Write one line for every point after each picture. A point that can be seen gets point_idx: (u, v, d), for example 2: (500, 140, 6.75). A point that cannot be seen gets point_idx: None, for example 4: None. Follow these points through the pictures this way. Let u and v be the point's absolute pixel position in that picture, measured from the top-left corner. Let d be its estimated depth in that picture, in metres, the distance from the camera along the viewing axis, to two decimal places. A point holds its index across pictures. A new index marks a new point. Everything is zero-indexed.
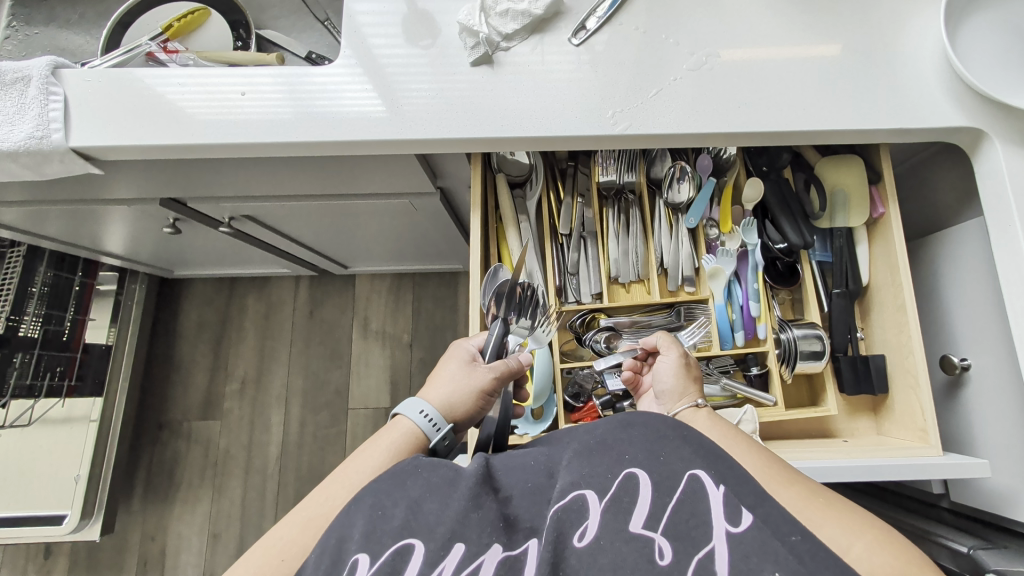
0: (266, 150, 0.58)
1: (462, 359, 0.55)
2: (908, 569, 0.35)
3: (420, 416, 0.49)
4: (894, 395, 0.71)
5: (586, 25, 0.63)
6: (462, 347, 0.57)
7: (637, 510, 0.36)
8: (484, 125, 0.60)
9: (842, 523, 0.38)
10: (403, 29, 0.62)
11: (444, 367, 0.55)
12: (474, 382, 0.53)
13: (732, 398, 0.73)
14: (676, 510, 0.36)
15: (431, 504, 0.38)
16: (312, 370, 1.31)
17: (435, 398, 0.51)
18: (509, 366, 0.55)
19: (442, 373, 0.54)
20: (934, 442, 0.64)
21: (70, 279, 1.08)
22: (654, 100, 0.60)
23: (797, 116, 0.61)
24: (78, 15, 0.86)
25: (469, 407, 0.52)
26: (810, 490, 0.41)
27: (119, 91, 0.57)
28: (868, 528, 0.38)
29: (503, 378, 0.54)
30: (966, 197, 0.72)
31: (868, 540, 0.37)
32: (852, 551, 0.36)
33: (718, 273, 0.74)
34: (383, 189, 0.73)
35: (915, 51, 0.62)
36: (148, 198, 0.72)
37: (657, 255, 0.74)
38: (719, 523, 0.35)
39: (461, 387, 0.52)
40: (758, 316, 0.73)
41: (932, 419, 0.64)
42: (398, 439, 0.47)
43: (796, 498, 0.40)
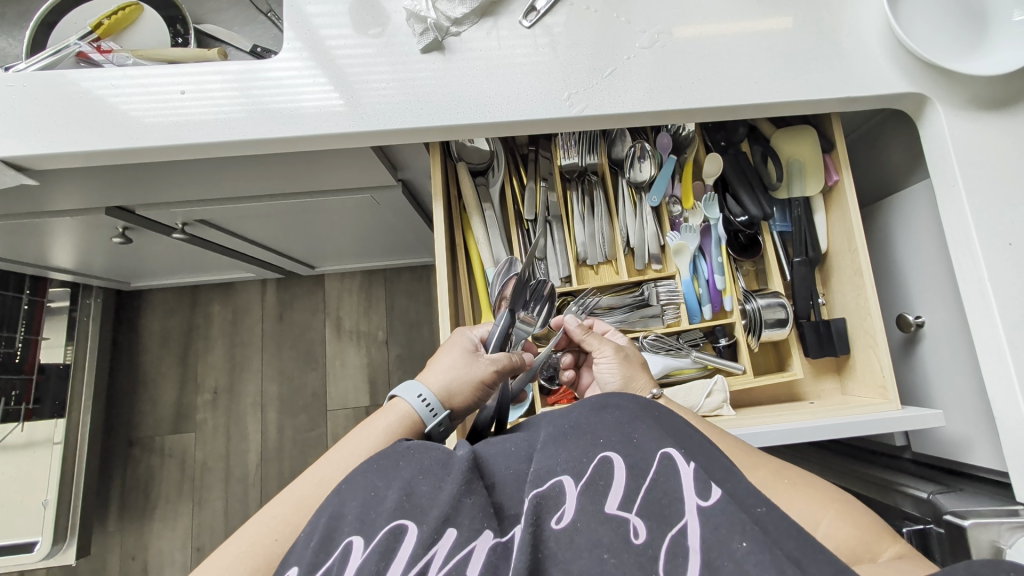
0: (214, 149, 0.56)
1: (464, 349, 0.55)
2: (869, 536, 0.40)
3: (416, 400, 0.48)
4: (856, 355, 0.74)
5: (536, 6, 0.62)
6: (465, 337, 0.57)
7: (613, 491, 0.37)
8: (441, 112, 0.58)
9: (812, 498, 0.41)
10: (349, 17, 0.60)
11: (445, 354, 0.54)
12: (474, 373, 0.52)
13: (703, 369, 0.75)
14: (649, 489, 0.37)
15: (424, 485, 0.38)
16: (287, 374, 1.28)
17: (435, 383, 0.51)
18: (511, 360, 0.55)
19: (443, 360, 0.53)
20: (893, 397, 0.67)
21: (17, 298, 1.02)
22: (609, 80, 0.60)
23: (750, 91, 0.62)
24: None
25: (467, 397, 0.51)
26: (776, 472, 0.43)
27: (46, 96, 0.53)
28: (830, 502, 0.41)
29: (503, 371, 0.54)
30: (913, 161, 0.75)
31: (833, 514, 0.40)
32: (821, 528, 0.40)
33: (683, 248, 0.75)
34: (341, 184, 0.71)
35: (859, 20, 0.63)
36: (92, 208, 0.68)
37: (623, 236, 0.75)
38: (690, 500, 0.36)
39: (461, 377, 0.52)
40: (724, 289, 0.74)
41: (891, 376, 0.67)
42: (393, 420, 0.47)
43: (765, 480, 0.43)
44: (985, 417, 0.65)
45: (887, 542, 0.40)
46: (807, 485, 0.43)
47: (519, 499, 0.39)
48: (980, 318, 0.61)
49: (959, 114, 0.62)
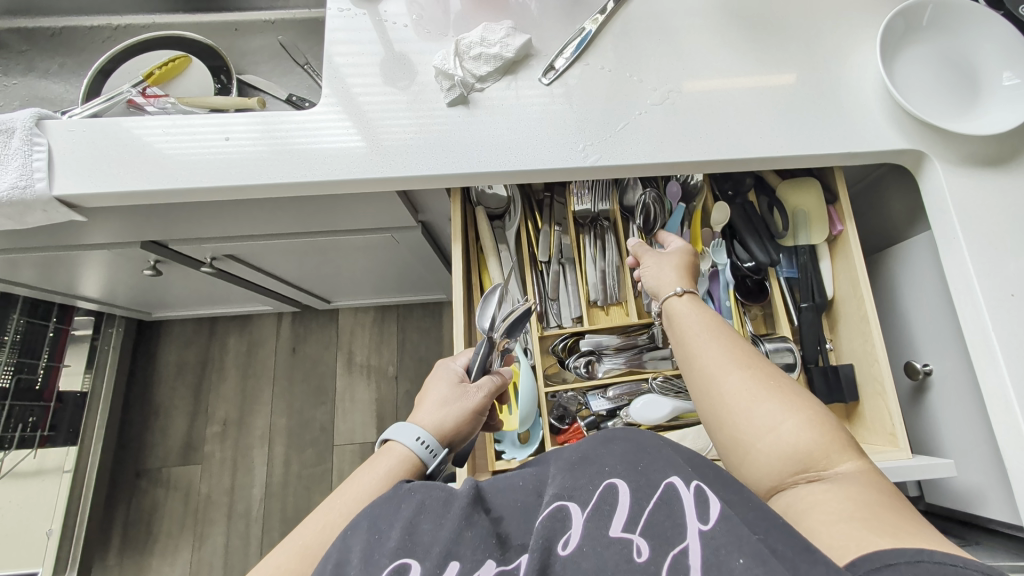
0: (249, 191, 0.59)
1: (451, 381, 0.56)
2: (830, 445, 0.41)
3: (416, 443, 0.49)
4: (864, 403, 0.74)
5: (555, 65, 0.67)
6: (449, 367, 0.58)
7: (617, 514, 0.38)
8: (464, 160, 0.62)
9: (790, 400, 0.44)
10: (381, 72, 0.66)
11: (433, 389, 0.55)
12: (465, 403, 0.54)
13: None
14: (652, 512, 0.38)
15: (425, 524, 0.39)
16: (296, 408, 1.29)
17: (428, 422, 0.52)
18: (497, 384, 0.57)
19: (432, 395, 0.54)
20: (904, 445, 0.67)
21: (44, 326, 1.05)
22: (623, 134, 0.64)
23: (755, 144, 0.65)
24: (58, 65, 0.88)
25: (462, 428, 0.53)
26: (764, 374, 0.46)
27: (100, 140, 0.58)
28: (804, 409, 0.44)
29: (491, 396, 0.56)
30: (915, 213, 0.77)
31: (800, 417, 0.43)
32: (781, 425, 0.43)
33: None
34: (364, 224, 0.75)
35: (856, 83, 0.68)
36: (128, 242, 0.71)
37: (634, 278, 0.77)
38: (692, 523, 0.36)
39: (454, 410, 0.53)
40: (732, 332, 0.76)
41: (899, 423, 0.68)
42: (393, 465, 0.48)
43: (747, 380, 0.46)
44: (997, 467, 0.65)
45: (850, 457, 0.41)
46: (789, 390, 0.45)
47: (525, 530, 0.40)
48: (986, 366, 0.62)
49: (956, 170, 0.65)
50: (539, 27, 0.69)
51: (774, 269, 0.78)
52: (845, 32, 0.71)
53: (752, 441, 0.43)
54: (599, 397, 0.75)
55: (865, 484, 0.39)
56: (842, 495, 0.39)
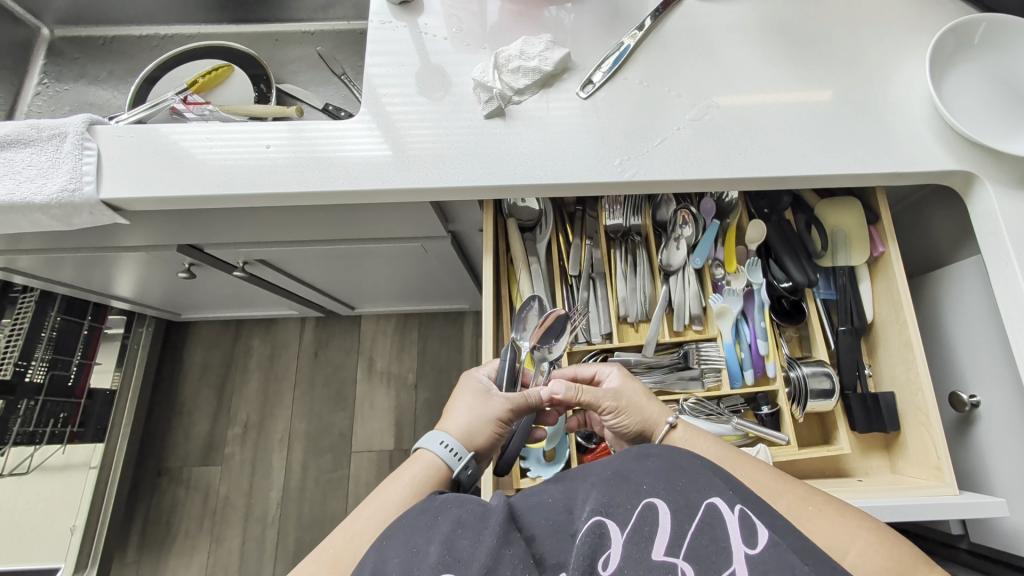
0: (286, 198, 0.60)
1: (477, 390, 0.55)
2: (902, 565, 0.39)
3: (440, 447, 0.49)
4: (906, 434, 0.71)
5: (592, 79, 0.66)
6: (475, 377, 0.57)
7: (659, 536, 0.37)
8: (498, 171, 0.61)
9: (844, 524, 0.42)
10: (417, 83, 0.66)
11: (459, 399, 0.55)
12: (490, 412, 0.53)
13: (744, 438, 0.73)
14: (695, 535, 0.37)
15: (464, 539, 0.38)
16: (316, 413, 1.29)
17: (454, 428, 0.51)
18: (526, 398, 0.55)
19: (458, 404, 0.54)
20: (950, 480, 0.64)
21: (79, 324, 1.08)
22: (659, 148, 0.63)
23: (798, 162, 0.63)
24: (107, 72, 0.91)
25: (488, 437, 0.52)
26: (802, 497, 0.44)
27: (146, 145, 0.59)
28: (861, 529, 0.42)
29: (518, 408, 0.54)
30: (962, 236, 0.74)
31: (862, 541, 0.41)
32: (847, 558, 0.40)
33: (726, 311, 0.75)
34: (394, 233, 0.75)
35: (903, 102, 0.66)
36: (165, 245, 0.73)
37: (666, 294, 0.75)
38: (738, 548, 0.36)
39: (478, 419, 0.52)
40: (767, 354, 0.73)
41: (946, 456, 0.65)
42: (419, 471, 0.47)
43: (791, 507, 0.44)
44: None
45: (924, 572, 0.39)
46: (836, 509, 0.43)
47: (560, 551, 0.39)
48: None
49: (1010, 192, 0.63)
50: (576, 41, 0.69)
51: (810, 290, 0.75)
52: (891, 49, 0.69)
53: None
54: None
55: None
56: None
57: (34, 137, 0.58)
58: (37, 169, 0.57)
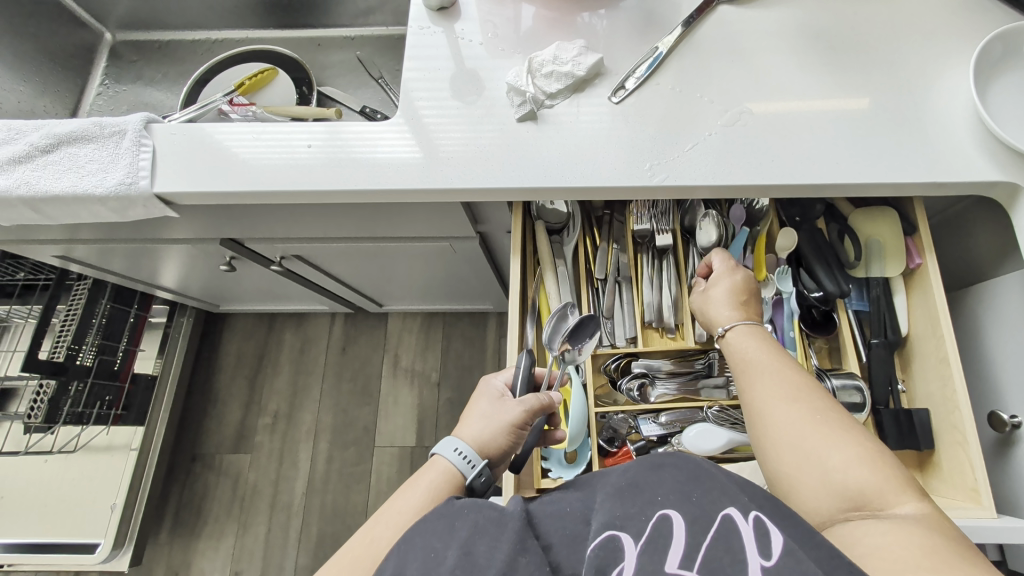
0: (324, 196, 0.62)
1: (492, 395, 0.56)
2: (887, 485, 0.40)
3: (454, 454, 0.49)
4: (940, 454, 0.69)
5: (625, 84, 0.67)
6: (491, 384, 0.58)
7: (673, 548, 0.37)
8: (530, 173, 0.63)
9: (842, 439, 0.43)
10: (452, 88, 0.68)
11: (476, 404, 0.55)
12: (504, 416, 0.53)
13: None
14: (710, 547, 0.37)
15: (482, 545, 0.39)
16: (342, 407, 1.32)
17: (469, 435, 0.51)
18: (540, 400, 0.56)
19: (474, 410, 0.54)
20: (988, 503, 0.62)
21: (126, 311, 1.14)
22: (690, 154, 0.63)
23: (832, 170, 0.62)
24: (161, 74, 0.97)
25: (503, 443, 0.52)
26: (812, 408, 0.45)
27: (196, 142, 0.62)
28: (857, 445, 0.42)
29: (533, 411, 0.54)
30: (1006, 250, 0.72)
31: (854, 456, 0.42)
32: (833, 469, 0.42)
33: None
34: (425, 232, 0.77)
35: (945, 110, 0.65)
36: (209, 238, 0.76)
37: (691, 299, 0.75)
38: (754, 559, 0.36)
39: (493, 423, 0.52)
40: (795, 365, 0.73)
41: (984, 478, 0.63)
42: (434, 478, 0.48)
43: (796, 416, 0.45)
44: None
45: (909, 496, 0.40)
46: (839, 422, 0.44)
47: (578, 560, 0.40)
48: None
49: None
50: (609, 45, 0.70)
51: (843, 300, 0.74)
52: (935, 57, 0.68)
53: (796, 478, 0.43)
54: (651, 422, 0.73)
55: (927, 526, 0.37)
56: (897, 530, 0.37)
57: (97, 133, 0.62)
58: (98, 163, 0.61)
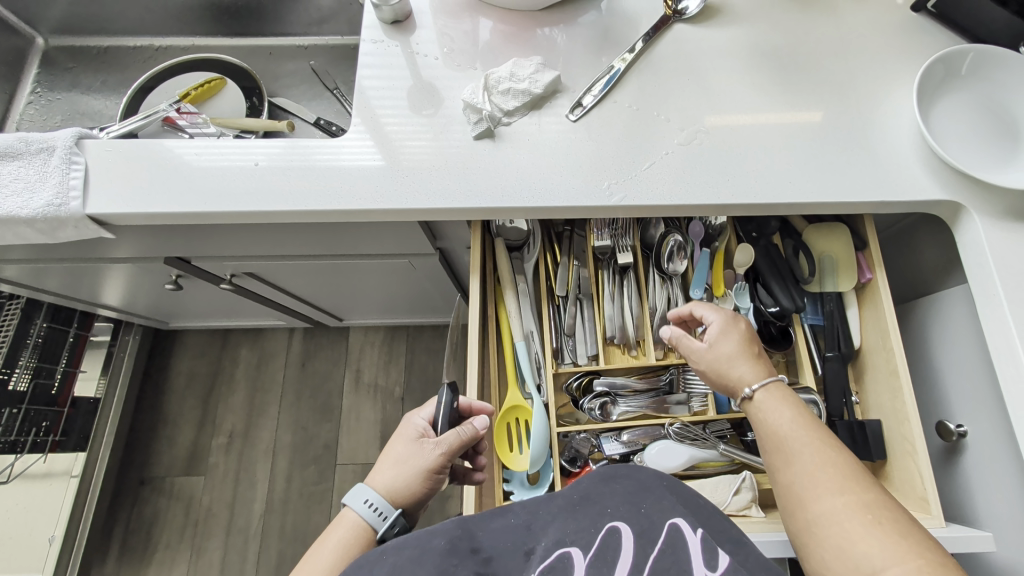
0: (271, 216, 0.59)
1: (411, 437, 0.53)
2: None
3: (364, 506, 0.47)
4: (892, 463, 0.70)
5: (583, 102, 0.66)
6: (412, 422, 0.55)
7: (622, 559, 0.41)
8: (485, 191, 0.61)
9: (898, 547, 0.40)
10: (409, 100, 0.66)
11: (393, 447, 0.52)
12: (419, 461, 0.51)
13: (731, 464, 0.73)
14: (657, 558, 0.41)
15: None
16: (301, 425, 1.28)
17: (380, 483, 0.50)
18: (460, 437, 0.52)
19: (390, 454, 0.52)
20: (937, 512, 0.64)
21: (64, 331, 1.08)
22: (648, 172, 0.63)
23: (786, 190, 0.63)
24: (100, 82, 0.92)
25: (417, 489, 0.50)
26: (863, 502, 0.43)
27: (138, 160, 0.59)
28: (913, 557, 0.40)
29: (452, 451, 0.52)
30: (949, 265, 0.75)
31: (912, 569, 0.39)
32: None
33: None
34: (383, 250, 0.75)
35: (891, 133, 0.67)
36: (152, 257, 0.72)
37: (652, 315, 0.76)
38: (700, 569, 0.40)
39: (407, 469, 0.50)
40: None
41: (932, 488, 0.64)
42: (344, 534, 0.46)
43: (845, 508, 0.43)
44: None
45: None
46: (898, 528, 0.42)
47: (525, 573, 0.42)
48: None
49: (997, 224, 0.63)
50: (568, 63, 0.69)
51: (798, 316, 0.76)
52: (880, 79, 0.70)
53: None
54: (613, 440, 0.74)
55: None
56: None
57: (23, 151, 0.58)
58: (25, 182, 0.57)
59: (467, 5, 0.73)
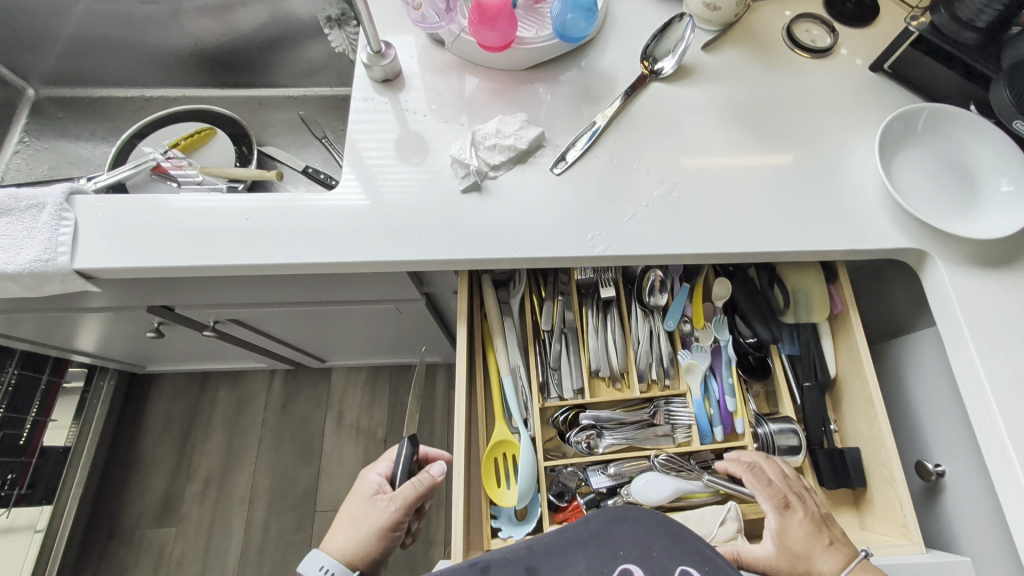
0: (258, 267, 0.60)
1: (366, 496, 0.58)
2: None
3: (319, 572, 0.52)
4: (873, 491, 0.71)
5: (567, 156, 0.69)
6: (367, 480, 0.60)
7: None
8: (471, 243, 0.63)
9: None
10: (396, 149, 0.68)
11: (350, 507, 0.57)
12: (373, 522, 0.55)
13: (715, 496, 0.73)
14: None
15: None
16: (280, 470, 1.24)
17: (335, 546, 0.55)
18: (413, 493, 0.57)
19: (346, 514, 0.57)
20: (916, 538, 0.65)
21: (36, 378, 1.05)
22: (630, 223, 0.66)
23: (760, 241, 0.66)
24: (89, 130, 0.93)
25: (372, 548, 0.54)
26: None
27: (128, 216, 0.59)
28: None
29: (405, 507, 0.56)
30: (919, 308, 0.78)
31: None
32: None
33: (694, 367, 0.76)
34: (368, 296, 0.75)
35: (858, 186, 0.70)
36: (135, 306, 0.71)
37: (635, 347, 0.76)
38: None
39: (360, 531, 0.55)
40: (736, 411, 0.74)
41: (911, 514, 0.65)
42: None
43: None
44: None
45: None
46: None
47: None
48: (1004, 475, 0.60)
49: (960, 272, 0.67)
50: (550, 118, 0.73)
51: (776, 346, 0.77)
52: (844, 135, 0.74)
53: None
54: (599, 473, 0.73)
55: None
56: None
57: (11, 206, 0.57)
58: (12, 238, 0.56)
59: (454, 63, 0.76)
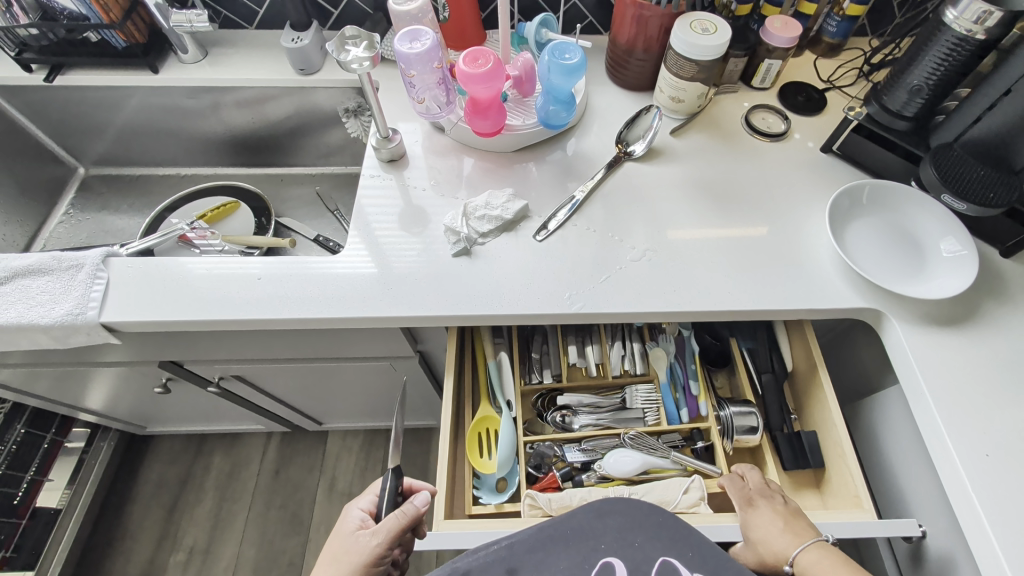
0: (268, 323, 0.66)
1: (350, 531, 0.60)
2: None
3: None
4: (832, 469, 0.72)
5: (548, 225, 0.77)
6: (352, 516, 0.62)
7: None
8: (462, 304, 0.69)
9: None
10: (399, 220, 0.77)
11: (335, 542, 0.59)
12: (355, 556, 0.57)
13: (682, 471, 0.74)
14: None
15: None
16: (267, 539, 1.22)
17: None
18: (396, 525, 0.58)
19: (330, 550, 0.59)
20: (868, 508, 0.65)
21: (40, 437, 1.09)
22: (608, 285, 0.72)
23: (726, 299, 0.73)
24: (127, 205, 1.06)
25: None
26: None
27: (153, 278, 0.65)
28: None
29: (387, 540, 0.57)
30: (886, 365, 0.82)
31: None
32: None
33: (660, 355, 0.81)
34: (367, 354, 0.80)
35: (812, 253, 0.78)
36: (148, 362, 0.77)
37: (609, 342, 0.82)
38: None
39: (342, 565, 0.56)
40: (699, 394, 0.78)
41: (863, 486, 0.66)
42: None
43: None
44: None
45: None
46: None
47: None
48: (974, 530, 0.61)
49: (914, 330, 0.72)
50: (536, 193, 0.82)
51: (735, 338, 0.83)
52: (797, 206, 0.83)
53: None
54: (575, 449, 0.76)
55: None
56: None
57: (54, 267, 0.64)
58: (50, 295, 0.63)
59: (452, 146, 0.87)
